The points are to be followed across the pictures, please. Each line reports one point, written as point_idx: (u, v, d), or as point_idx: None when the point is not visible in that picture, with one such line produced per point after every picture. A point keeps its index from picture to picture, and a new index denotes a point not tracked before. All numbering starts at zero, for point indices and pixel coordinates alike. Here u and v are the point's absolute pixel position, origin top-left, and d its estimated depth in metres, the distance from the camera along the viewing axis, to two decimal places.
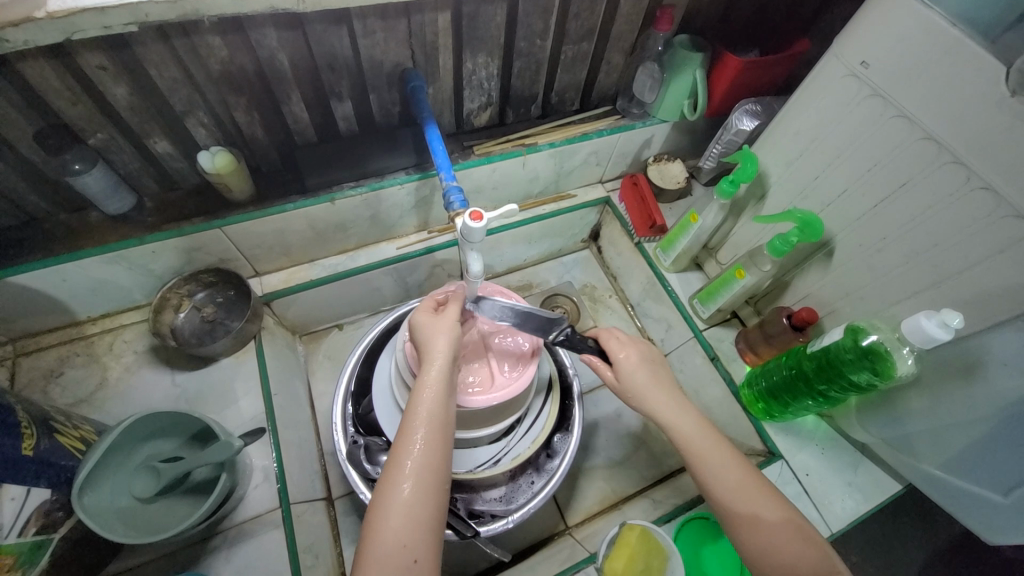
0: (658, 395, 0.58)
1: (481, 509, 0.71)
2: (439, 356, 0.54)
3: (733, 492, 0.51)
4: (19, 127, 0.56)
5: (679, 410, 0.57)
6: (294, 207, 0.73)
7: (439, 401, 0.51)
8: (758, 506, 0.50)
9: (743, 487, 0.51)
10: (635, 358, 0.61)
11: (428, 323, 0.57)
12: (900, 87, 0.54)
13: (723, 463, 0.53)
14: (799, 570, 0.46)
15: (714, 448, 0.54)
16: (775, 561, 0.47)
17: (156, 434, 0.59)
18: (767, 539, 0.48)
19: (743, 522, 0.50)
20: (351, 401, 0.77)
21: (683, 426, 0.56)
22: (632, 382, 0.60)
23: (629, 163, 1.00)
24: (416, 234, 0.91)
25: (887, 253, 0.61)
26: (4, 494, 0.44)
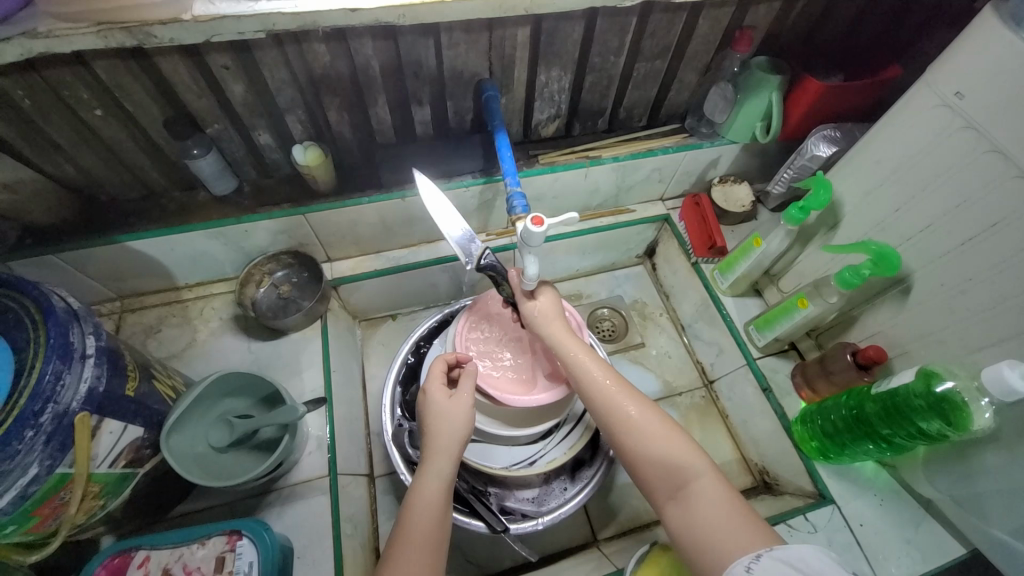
0: (556, 331, 0.63)
1: (511, 507, 0.72)
2: (442, 455, 0.57)
3: (616, 417, 0.55)
4: (154, 114, 0.65)
5: (572, 342, 0.62)
6: (369, 201, 0.79)
7: (434, 507, 0.54)
8: (637, 417, 0.54)
9: (624, 407, 0.55)
10: (548, 301, 0.66)
11: (440, 410, 0.60)
12: (999, 120, 0.50)
13: (606, 390, 0.57)
14: (677, 477, 0.50)
15: (598, 375, 0.59)
16: (663, 472, 0.51)
17: (231, 393, 0.65)
18: (649, 450, 0.52)
19: (629, 441, 0.54)
20: (400, 386, 0.81)
21: (578, 356, 0.61)
22: (542, 318, 0.65)
23: (693, 182, 0.99)
24: (475, 236, 0.95)
25: (971, 295, 0.57)
26: (106, 427, 0.50)
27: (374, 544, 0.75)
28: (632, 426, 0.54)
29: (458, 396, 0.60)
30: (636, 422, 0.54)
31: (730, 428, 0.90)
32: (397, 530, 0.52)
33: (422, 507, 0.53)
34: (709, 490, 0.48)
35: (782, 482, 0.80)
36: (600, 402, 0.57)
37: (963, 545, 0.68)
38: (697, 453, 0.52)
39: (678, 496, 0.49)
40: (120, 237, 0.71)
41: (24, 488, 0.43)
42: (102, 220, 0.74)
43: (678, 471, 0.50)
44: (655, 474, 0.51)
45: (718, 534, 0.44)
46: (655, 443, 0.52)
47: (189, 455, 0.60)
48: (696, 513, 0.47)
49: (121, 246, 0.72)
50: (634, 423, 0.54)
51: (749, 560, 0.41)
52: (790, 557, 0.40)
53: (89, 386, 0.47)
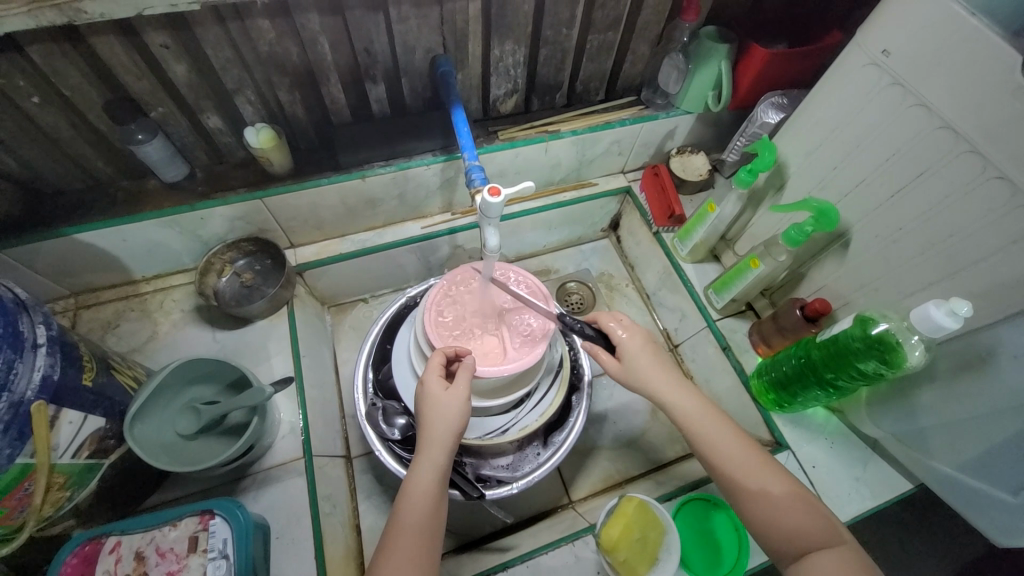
0: (663, 380, 0.61)
1: (487, 474, 0.74)
2: (440, 447, 0.58)
3: (740, 473, 0.55)
4: (93, 99, 0.63)
5: (683, 394, 0.60)
6: (328, 182, 0.78)
7: (430, 499, 0.55)
8: (765, 483, 0.54)
9: (746, 466, 0.55)
10: (640, 344, 0.63)
11: (438, 402, 0.60)
12: (920, 76, 0.54)
13: (732, 453, 0.56)
14: (803, 544, 0.50)
15: (725, 440, 0.56)
16: (787, 537, 0.51)
17: (196, 380, 0.64)
18: (773, 514, 0.52)
19: (756, 504, 0.53)
20: (372, 367, 0.82)
21: (688, 409, 0.59)
22: (633, 366, 0.62)
23: (651, 154, 1.01)
24: (441, 215, 0.95)
25: (903, 243, 0.61)
26: (65, 418, 0.49)
27: (354, 522, 0.76)
28: (761, 491, 0.54)
29: (455, 388, 0.61)
30: (767, 488, 0.53)
31: (695, 388, 0.94)
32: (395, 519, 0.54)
33: (418, 499, 0.55)
34: (835, 560, 0.48)
35: None
36: (722, 464, 0.56)
37: (908, 480, 0.74)
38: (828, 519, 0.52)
39: (806, 560, 0.49)
40: (66, 230, 0.69)
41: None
42: (45, 213, 0.71)
43: (804, 537, 0.51)
44: (781, 537, 0.51)
45: None
46: (791, 511, 0.52)
47: (156, 444, 0.59)
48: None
49: (68, 240, 0.69)
50: (763, 490, 0.53)
51: None
52: None
53: (43, 375, 0.46)
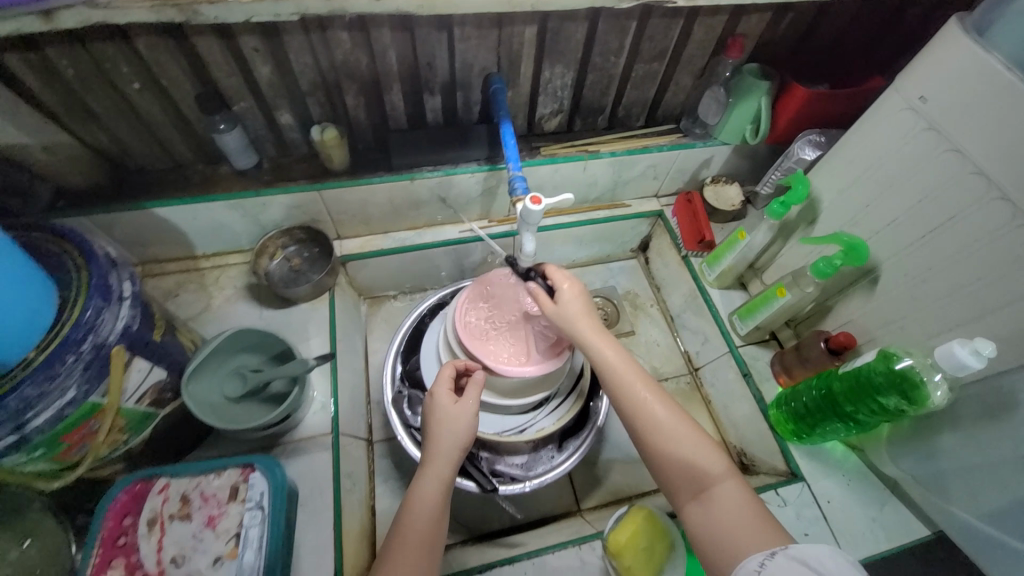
0: (583, 325, 0.64)
1: (502, 470, 0.77)
2: (443, 458, 0.61)
3: (642, 412, 0.57)
4: (187, 90, 0.71)
5: (601, 338, 0.63)
6: (380, 181, 0.84)
7: (432, 508, 0.58)
8: (663, 422, 0.56)
9: (649, 406, 0.57)
10: (571, 289, 0.67)
11: (446, 414, 0.63)
12: (955, 123, 0.56)
13: (637, 393, 0.58)
14: (700, 482, 0.53)
15: (633, 383, 0.59)
16: (682, 473, 0.54)
17: (246, 348, 0.70)
18: (671, 449, 0.55)
19: (657, 440, 0.56)
20: (401, 357, 0.86)
21: (600, 346, 0.62)
22: (566, 312, 0.65)
23: (686, 181, 1.05)
24: (478, 221, 1.00)
25: (931, 284, 0.62)
26: (134, 366, 0.54)
27: (370, 503, 0.80)
28: (657, 424, 0.56)
29: (463, 402, 0.64)
30: (665, 427, 0.56)
31: (712, 412, 0.94)
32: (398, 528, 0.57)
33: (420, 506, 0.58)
34: (730, 497, 0.52)
35: (758, 464, 0.84)
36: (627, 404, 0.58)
37: (926, 526, 0.72)
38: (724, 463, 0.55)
39: (704, 497, 0.52)
40: (146, 204, 0.76)
41: (62, 409, 0.47)
42: (129, 187, 0.79)
43: (700, 475, 0.53)
44: (678, 475, 0.54)
45: (731, 534, 0.49)
46: (690, 448, 0.55)
47: (205, 402, 0.64)
48: (717, 515, 0.51)
49: (147, 213, 0.77)
50: (658, 424, 0.56)
51: (765, 556, 0.45)
52: (800, 557, 0.42)
53: (124, 324, 0.51)
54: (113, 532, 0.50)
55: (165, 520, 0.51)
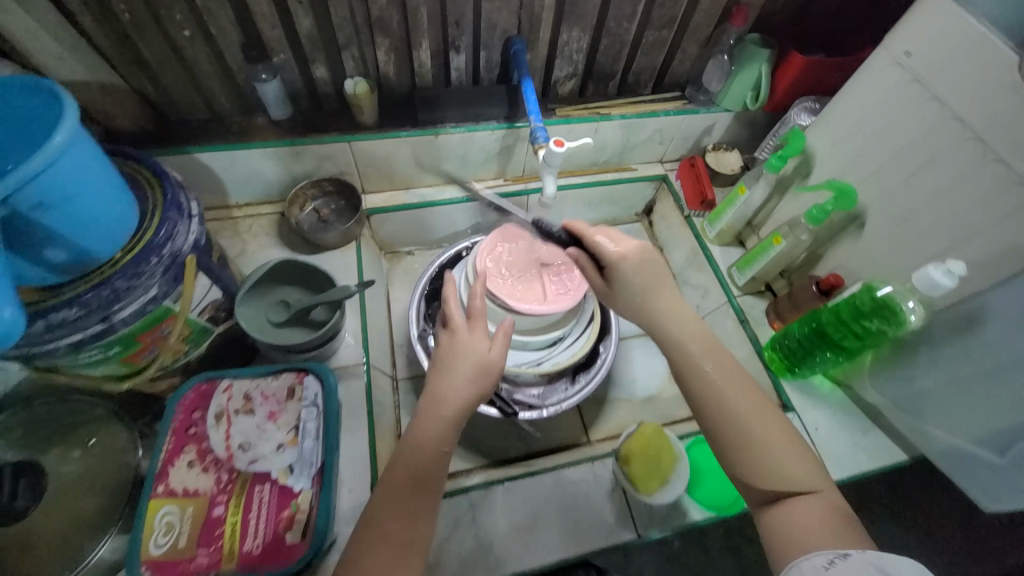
0: (659, 303, 0.61)
1: (519, 399, 0.83)
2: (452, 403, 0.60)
3: (727, 395, 0.54)
4: (231, 39, 0.75)
5: (682, 324, 0.60)
6: (406, 135, 0.90)
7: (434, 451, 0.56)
8: (748, 414, 0.53)
9: (736, 395, 0.54)
10: (632, 255, 0.64)
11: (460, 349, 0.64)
12: (936, 74, 0.63)
13: (723, 380, 0.55)
14: (785, 488, 0.50)
15: (722, 369, 0.56)
16: (767, 477, 0.51)
17: (287, 281, 0.75)
18: (757, 451, 0.52)
19: (739, 431, 0.53)
20: (424, 301, 0.92)
21: (675, 332, 0.59)
22: (631, 283, 0.62)
23: (689, 147, 1.11)
24: (495, 180, 1.06)
25: (911, 223, 0.69)
26: (200, 281, 0.60)
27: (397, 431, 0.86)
28: (741, 414, 0.53)
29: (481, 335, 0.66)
30: (753, 419, 0.53)
31: None
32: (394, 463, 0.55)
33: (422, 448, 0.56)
34: (814, 508, 0.48)
35: None
36: (706, 388, 0.55)
37: (903, 450, 0.80)
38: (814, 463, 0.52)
39: (786, 502, 0.49)
40: (189, 149, 0.81)
41: (145, 304, 0.52)
42: (171, 135, 0.83)
43: (786, 481, 0.50)
44: (762, 478, 0.51)
45: (806, 538, 0.46)
46: (775, 442, 0.52)
47: (252, 323, 0.69)
48: (797, 523, 0.48)
49: (189, 158, 0.82)
50: (743, 415, 0.53)
51: (835, 556, 0.43)
52: (883, 563, 0.41)
53: (196, 236, 0.56)
54: (183, 420, 0.56)
55: (230, 414, 0.56)
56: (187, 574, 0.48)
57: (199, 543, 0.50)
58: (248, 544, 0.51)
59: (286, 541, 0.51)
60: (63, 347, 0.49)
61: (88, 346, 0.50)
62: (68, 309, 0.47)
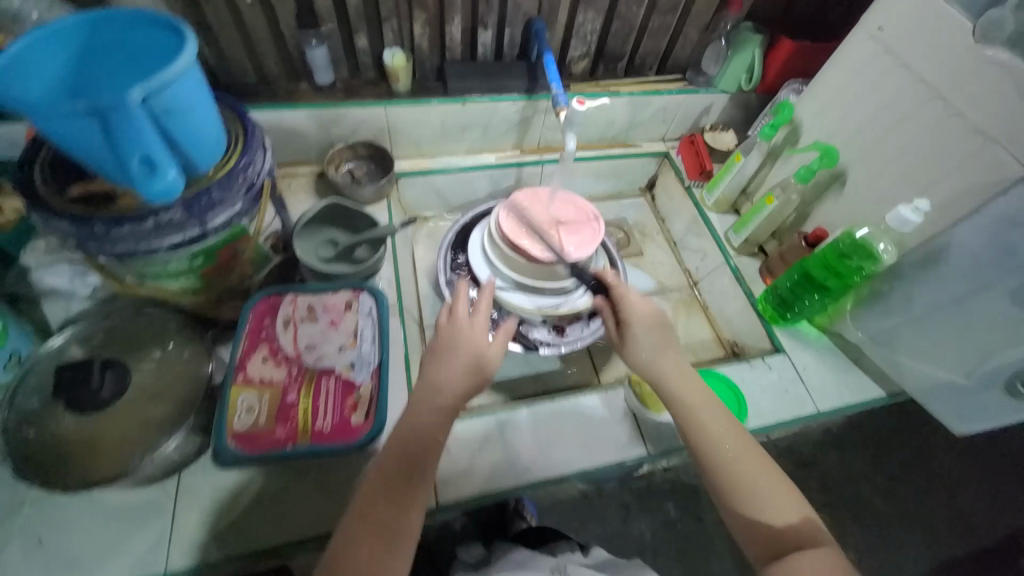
0: (665, 364, 0.70)
1: (536, 339, 0.93)
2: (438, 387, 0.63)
3: (730, 460, 0.61)
4: (287, 7, 0.84)
5: (687, 393, 0.67)
6: (437, 102, 0.99)
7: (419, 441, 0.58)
8: (748, 471, 0.60)
9: (736, 458, 0.61)
10: (643, 325, 0.75)
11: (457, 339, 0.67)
12: (904, 43, 0.73)
13: (724, 442, 0.63)
14: (786, 541, 0.56)
15: (719, 434, 0.63)
16: (769, 534, 0.57)
17: (334, 223, 0.84)
18: (756, 506, 0.58)
19: (737, 495, 0.59)
20: (450, 253, 1.01)
21: (685, 397, 0.67)
22: (639, 347, 0.73)
23: (689, 126, 1.22)
24: (513, 151, 1.15)
25: (886, 175, 0.80)
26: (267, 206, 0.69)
27: None
28: (742, 472, 0.60)
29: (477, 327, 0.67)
30: (750, 479, 0.60)
31: (709, 316, 1.11)
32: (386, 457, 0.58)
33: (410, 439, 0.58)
34: (818, 556, 0.53)
35: (747, 349, 1.01)
36: (709, 448, 0.63)
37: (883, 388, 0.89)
38: (807, 509, 0.59)
39: (789, 555, 0.55)
40: None
41: (233, 217, 0.60)
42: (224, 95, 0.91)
43: (788, 537, 0.56)
44: (762, 533, 0.57)
45: None
46: (781, 495, 0.59)
47: (305, 254, 0.77)
48: (802, 571, 0.53)
49: None
50: (743, 471, 0.60)
51: None
52: None
53: (269, 166, 0.65)
54: (257, 325, 0.64)
55: (297, 321, 0.65)
56: (270, 444, 0.57)
57: (277, 421, 0.58)
58: (319, 422, 0.59)
59: (352, 423, 0.60)
60: (162, 246, 0.56)
61: (178, 247, 0.58)
62: (173, 211, 0.55)
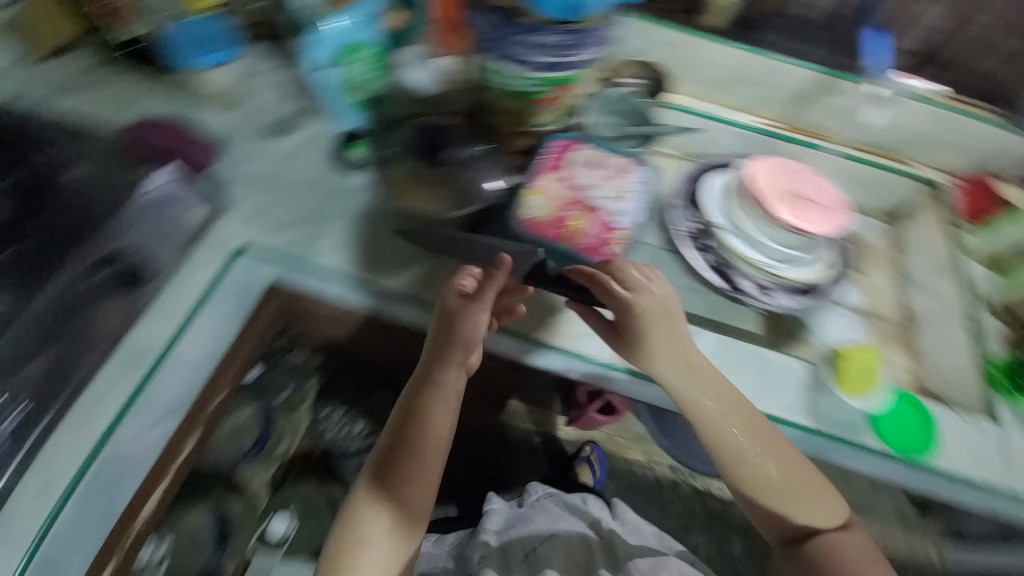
0: (698, 391, 0.76)
1: (740, 284, 0.94)
2: (415, 422, 0.78)
3: (772, 488, 0.78)
4: None
5: (733, 420, 0.77)
6: (738, 46, 1.04)
7: (435, 435, 0.79)
8: (779, 489, 0.78)
9: (778, 487, 0.78)
10: (648, 301, 0.77)
11: (464, 318, 0.76)
12: None
13: (768, 472, 0.77)
14: (827, 546, 0.81)
15: (755, 467, 0.77)
16: (814, 541, 0.81)
17: (615, 109, 0.98)
18: (805, 518, 0.80)
19: (780, 508, 0.80)
20: (685, 185, 1.03)
21: (727, 431, 0.76)
22: (631, 317, 0.76)
23: (981, 164, 1.07)
24: (773, 121, 1.12)
25: None
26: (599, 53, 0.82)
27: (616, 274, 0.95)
28: (776, 496, 0.79)
29: (480, 316, 0.76)
30: (786, 502, 0.79)
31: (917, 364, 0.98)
32: (410, 444, 0.78)
33: (431, 439, 0.78)
34: (843, 538, 0.81)
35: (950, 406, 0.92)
36: (733, 462, 0.78)
37: None
38: (835, 502, 0.82)
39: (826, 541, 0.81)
40: None
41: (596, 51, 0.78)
42: None
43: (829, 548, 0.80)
44: (811, 541, 0.81)
45: (833, 550, 0.80)
46: (809, 506, 0.80)
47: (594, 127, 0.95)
48: (831, 550, 0.80)
49: None
50: (772, 489, 0.78)
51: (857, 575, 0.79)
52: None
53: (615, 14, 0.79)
54: (555, 156, 0.87)
55: (584, 167, 0.87)
56: (553, 234, 0.81)
57: (556, 222, 0.83)
58: (585, 239, 0.82)
59: (607, 249, 0.83)
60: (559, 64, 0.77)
61: (535, 65, 0.76)
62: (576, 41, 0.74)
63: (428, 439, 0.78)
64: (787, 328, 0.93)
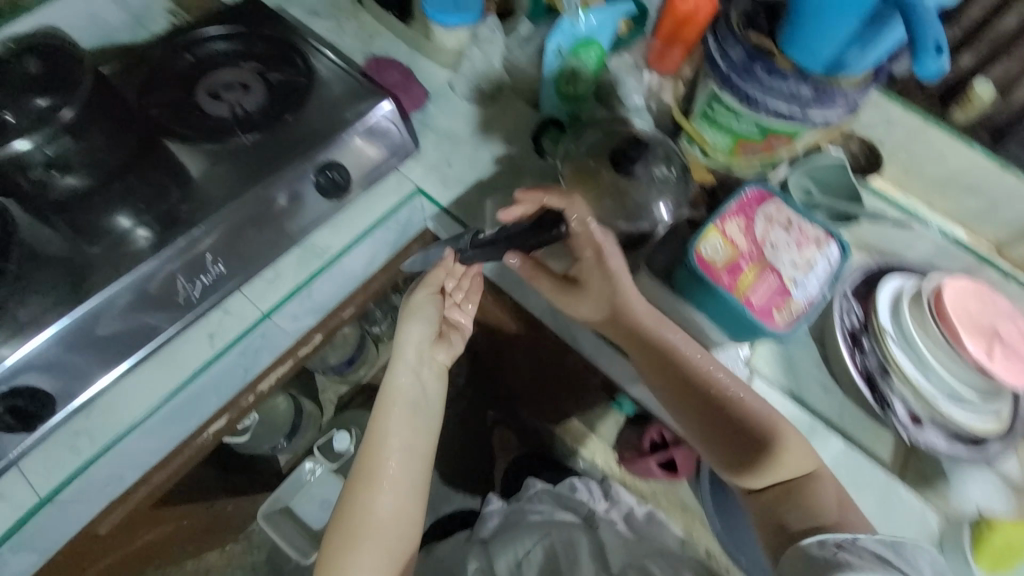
0: (643, 357, 0.80)
1: (889, 403, 0.83)
2: (391, 413, 0.86)
3: (727, 441, 0.81)
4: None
5: (688, 392, 0.80)
6: (977, 150, 0.93)
7: (388, 469, 0.84)
8: (741, 437, 0.80)
9: (733, 441, 0.80)
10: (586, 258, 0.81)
11: (415, 299, 0.86)
12: None
13: (724, 428, 0.80)
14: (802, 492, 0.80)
15: (696, 418, 0.81)
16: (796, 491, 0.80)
17: (821, 176, 0.90)
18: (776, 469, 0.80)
19: (749, 465, 0.81)
20: (859, 277, 0.91)
21: (678, 402, 0.80)
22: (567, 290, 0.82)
23: None
24: (985, 243, 1.01)
25: None
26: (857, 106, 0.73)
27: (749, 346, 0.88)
28: (726, 441, 0.81)
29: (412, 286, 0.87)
30: (747, 447, 0.80)
31: None
32: (360, 485, 0.84)
33: (366, 491, 0.83)
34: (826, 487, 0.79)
35: None
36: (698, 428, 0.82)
37: None
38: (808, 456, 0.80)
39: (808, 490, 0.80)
40: None
41: (843, 114, 0.72)
42: None
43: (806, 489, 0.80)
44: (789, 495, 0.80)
45: (822, 505, 0.78)
46: (772, 460, 0.79)
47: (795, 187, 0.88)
48: (815, 503, 0.79)
49: None
50: (733, 446, 0.80)
51: (844, 539, 0.73)
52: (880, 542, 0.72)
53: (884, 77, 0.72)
54: (749, 202, 0.80)
55: (774, 225, 0.79)
56: (718, 281, 0.75)
57: (727, 271, 0.76)
58: (756, 301, 0.75)
59: (776, 317, 0.75)
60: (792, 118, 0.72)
61: (761, 110, 0.72)
62: (822, 102, 0.70)
63: (385, 451, 0.84)
64: (921, 472, 0.82)
